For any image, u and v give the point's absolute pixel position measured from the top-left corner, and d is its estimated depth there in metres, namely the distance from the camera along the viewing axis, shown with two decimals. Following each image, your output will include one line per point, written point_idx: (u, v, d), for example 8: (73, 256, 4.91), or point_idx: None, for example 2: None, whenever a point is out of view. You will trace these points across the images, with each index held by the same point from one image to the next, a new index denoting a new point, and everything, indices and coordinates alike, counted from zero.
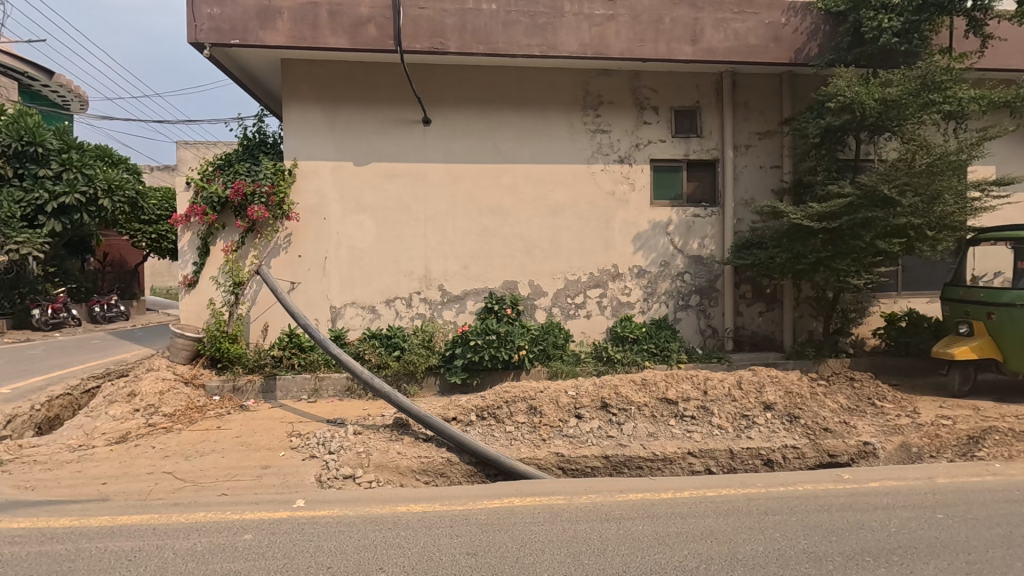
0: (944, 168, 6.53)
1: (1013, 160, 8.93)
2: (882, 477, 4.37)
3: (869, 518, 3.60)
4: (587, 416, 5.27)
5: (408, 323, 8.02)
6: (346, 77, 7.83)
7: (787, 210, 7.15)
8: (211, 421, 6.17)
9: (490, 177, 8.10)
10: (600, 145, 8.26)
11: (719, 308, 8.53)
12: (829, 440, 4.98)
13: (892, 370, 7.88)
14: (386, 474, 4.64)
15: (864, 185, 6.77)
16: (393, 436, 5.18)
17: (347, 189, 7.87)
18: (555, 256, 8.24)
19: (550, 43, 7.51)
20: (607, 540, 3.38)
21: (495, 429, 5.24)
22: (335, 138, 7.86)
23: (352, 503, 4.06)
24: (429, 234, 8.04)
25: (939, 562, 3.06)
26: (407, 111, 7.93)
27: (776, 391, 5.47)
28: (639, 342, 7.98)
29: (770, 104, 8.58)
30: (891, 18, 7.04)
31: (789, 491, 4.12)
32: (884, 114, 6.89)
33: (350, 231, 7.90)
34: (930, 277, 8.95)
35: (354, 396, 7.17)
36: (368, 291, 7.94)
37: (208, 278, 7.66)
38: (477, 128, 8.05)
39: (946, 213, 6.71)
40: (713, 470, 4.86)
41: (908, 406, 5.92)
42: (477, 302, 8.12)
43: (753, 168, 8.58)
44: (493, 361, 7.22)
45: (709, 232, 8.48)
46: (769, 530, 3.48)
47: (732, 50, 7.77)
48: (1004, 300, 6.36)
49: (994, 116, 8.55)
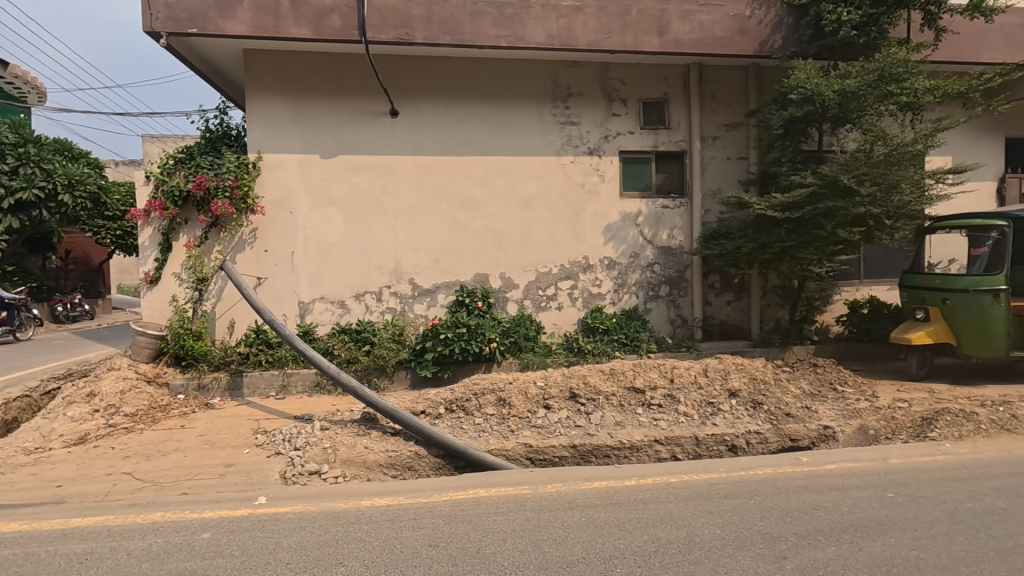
0: (902, 158, 6.72)
1: (966, 151, 9.24)
2: (839, 459, 4.49)
3: (823, 499, 3.70)
4: (555, 407, 5.33)
5: (378, 318, 7.95)
6: (312, 68, 7.68)
7: (752, 201, 7.26)
8: (175, 420, 6.04)
9: (459, 169, 8.05)
10: (570, 137, 8.27)
11: (688, 298, 8.64)
12: (791, 425, 5.08)
13: (854, 356, 8.09)
14: (353, 469, 4.59)
15: (826, 175, 6.93)
16: (360, 431, 5.13)
17: (315, 183, 7.74)
18: (526, 247, 8.24)
19: (517, 34, 7.47)
20: (569, 527, 3.41)
21: (464, 421, 5.24)
22: (301, 131, 7.71)
23: (317, 498, 4.02)
24: (399, 227, 7.96)
25: (886, 539, 3.15)
26: (374, 103, 7.82)
27: (740, 378, 5.62)
28: (609, 333, 8.06)
29: (737, 97, 8.70)
30: (850, 11, 7.21)
31: (750, 475, 4.22)
32: (844, 105, 7.05)
33: (318, 225, 7.77)
34: (890, 265, 9.22)
35: (323, 391, 7.09)
36: (338, 285, 7.84)
37: (171, 275, 7.50)
38: (446, 120, 7.99)
39: (903, 202, 6.86)
40: (678, 457, 4.91)
41: (867, 390, 6.10)
42: (448, 296, 8.09)
43: (721, 160, 8.69)
44: (464, 353, 7.22)
45: (678, 223, 8.58)
46: (727, 513, 3.55)
47: (698, 42, 7.84)
48: (958, 286, 6.58)
49: (948, 108, 8.81)
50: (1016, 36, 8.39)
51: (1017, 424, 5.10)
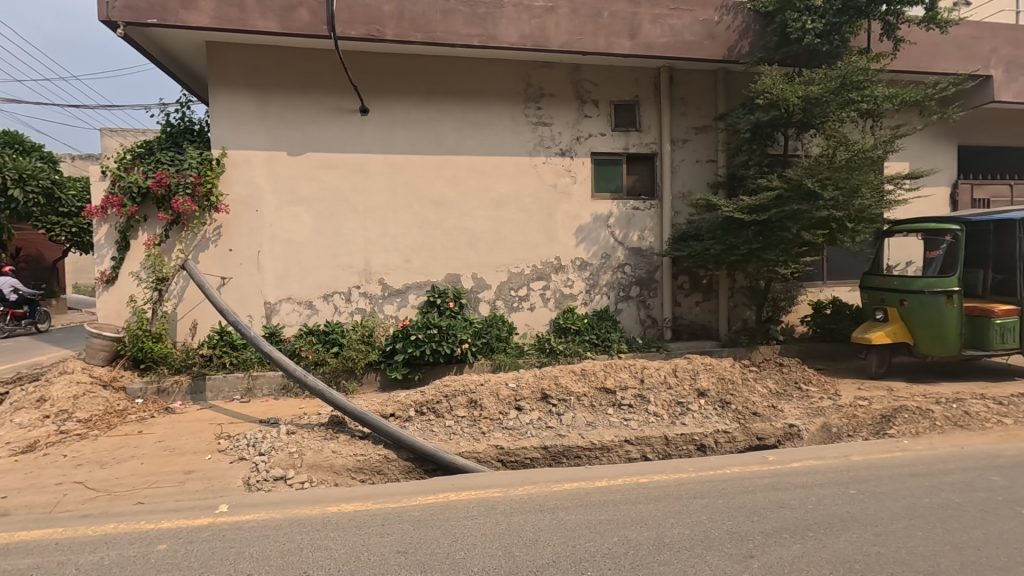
0: (862, 163, 6.92)
1: (922, 156, 9.59)
2: (803, 457, 4.59)
3: (789, 497, 3.77)
4: (527, 408, 5.31)
5: (347, 318, 7.81)
6: (279, 62, 7.49)
7: (720, 203, 7.41)
8: (132, 425, 5.80)
9: (431, 168, 7.96)
10: (542, 137, 8.28)
11: (658, 299, 8.74)
12: (757, 424, 5.16)
13: (818, 355, 8.31)
14: (320, 473, 4.49)
15: (791, 179, 7.10)
16: (328, 435, 5.01)
17: (282, 180, 7.55)
18: (499, 248, 8.21)
19: (490, 33, 7.43)
20: (540, 530, 3.40)
21: (434, 424, 5.17)
22: (268, 127, 7.51)
23: (282, 505, 3.91)
24: (369, 227, 7.82)
25: (849, 535, 3.22)
26: (344, 100, 7.68)
27: (709, 378, 5.72)
28: (581, 333, 8.08)
29: (706, 100, 8.84)
30: (814, 19, 7.39)
31: (718, 475, 4.27)
32: (808, 111, 7.24)
33: (285, 224, 7.58)
34: (852, 266, 9.52)
35: (290, 394, 6.92)
36: (305, 285, 7.67)
37: (129, 274, 7.22)
38: (418, 118, 7.90)
39: (864, 206, 7.06)
40: (648, 457, 4.93)
41: (830, 389, 6.27)
42: (419, 296, 8.00)
43: (690, 162, 8.82)
44: (435, 355, 7.14)
45: (649, 224, 8.66)
46: (696, 513, 3.58)
47: (668, 45, 7.93)
48: (915, 287, 6.82)
49: (906, 115, 9.14)
50: (968, 48, 8.74)
51: (970, 420, 5.30)
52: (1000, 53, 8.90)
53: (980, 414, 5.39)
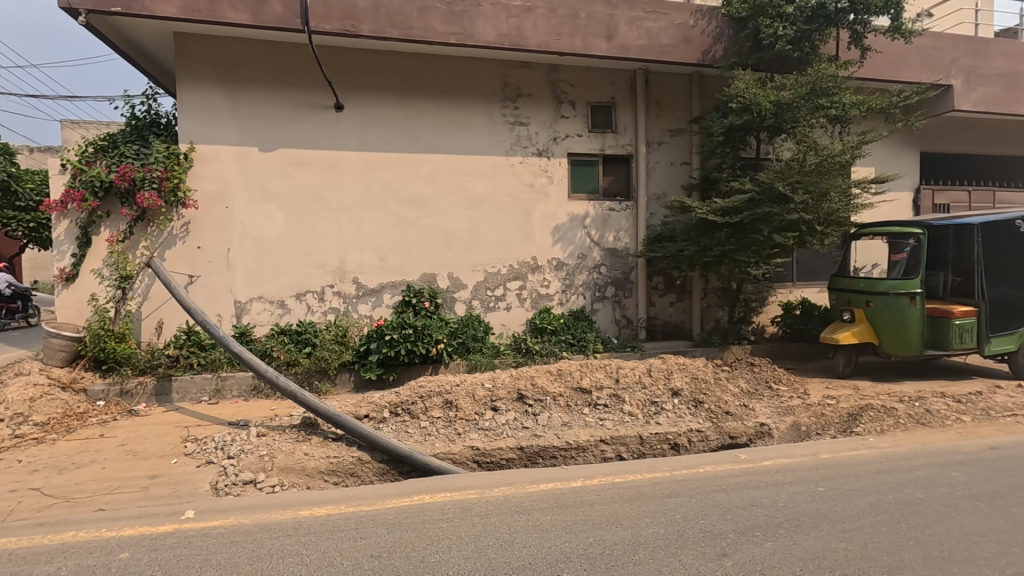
0: (831, 168, 7.05)
1: (887, 162, 9.89)
2: (774, 455, 4.68)
3: (760, 495, 3.84)
4: (503, 409, 5.29)
5: (320, 318, 7.67)
6: (251, 56, 7.31)
7: (694, 205, 7.54)
8: (93, 429, 5.58)
9: (407, 167, 7.88)
10: (519, 137, 8.27)
11: (633, 299, 8.81)
12: (729, 423, 5.23)
13: (788, 355, 8.49)
14: (291, 477, 4.39)
15: (763, 182, 7.25)
16: (300, 437, 4.91)
17: (254, 177, 7.37)
18: (475, 247, 8.16)
19: (467, 32, 7.38)
20: (515, 532, 3.38)
21: (409, 425, 5.10)
22: (239, 122, 7.33)
23: (251, 510, 3.80)
24: (344, 225, 7.70)
25: (818, 532, 3.29)
26: (318, 96, 7.54)
27: (682, 378, 5.78)
28: (557, 333, 8.10)
29: (681, 103, 8.95)
30: (785, 26, 7.57)
31: (691, 474, 4.32)
32: (779, 116, 7.41)
33: (256, 221, 7.40)
34: (821, 268, 9.77)
35: (261, 395, 6.76)
36: (277, 284, 7.50)
37: (90, 272, 6.96)
38: (394, 116, 7.81)
39: (833, 210, 7.22)
40: (623, 457, 4.95)
41: (799, 388, 6.42)
42: (394, 295, 7.91)
43: (665, 165, 8.92)
44: (410, 355, 7.07)
45: (624, 225, 8.73)
46: (670, 512, 3.61)
47: (645, 48, 8.00)
48: (880, 289, 7.02)
49: (872, 122, 9.40)
50: (931, 58, 9.05)
51: (931, 418, 5.48)
52: (960, 64, 9.24)
53: (940, 412, 5.58)
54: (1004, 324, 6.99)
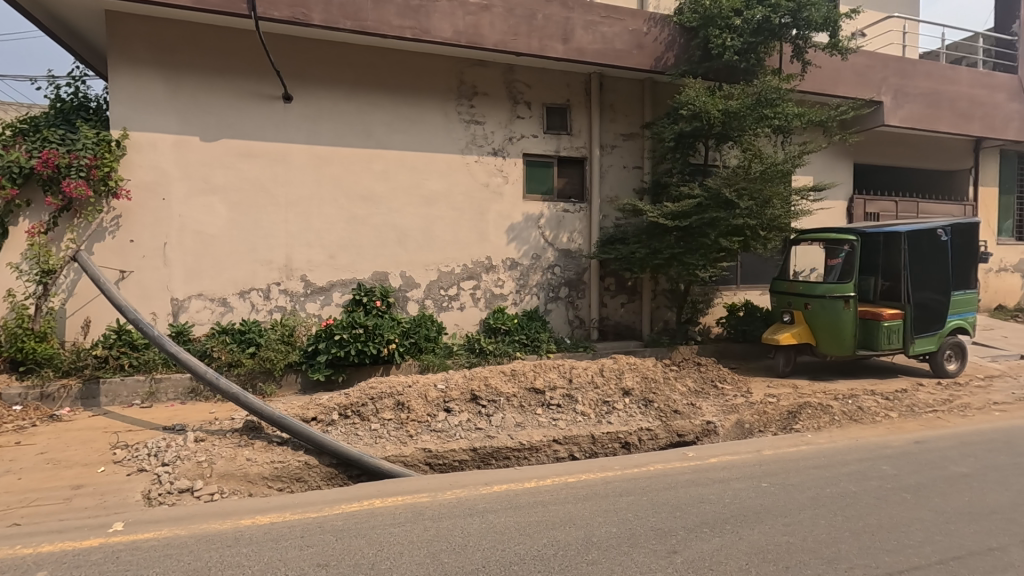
0: (773, 176, 7.35)
1: (825, 172, 10.44)
2: (720, 452, 4.84)
3: (708, 492, 3.95)
4: (456, 410, 5.22)
5: (265, 317, 7.36)
6: (192, 39, 6.93)
7: (646, 208, 7.73)
8: (7, 436, 5.13)
9: (359, 162, 7.67)
10: (474, 136, 8.22)
11: (586, 299, 8.92)
12: (678, 421, 5.35)
13: (732, 355, 8.81)
14: (232, 483, 4.17)
15: (711, 188, 7.49)
16: (242, 442, 4.68)
17: (193, 168, 6.99)
18: (429, 246, 8.05)
19: (423, 27, 7.26)
20: (469, 535, 3.34)
21: (359, 427, 4.95)
22: (178, 109, 6.93)
23: (187, 520, 3.59)
24: (291, 220, 7.42)
25: (762, 526, 3.41)
26: (265, 85, 7.24)
27: (633, 378, 5.89)
28: (511, 333, 8.08)
29: (633, 108, 9.13)
30: (733, 37, 7.86)
31: (642, 472, 4.39)
32: (727, 124, 7.69)
33: (196, 214, 7.02)
34: (763, 271, 10.20)
35: (199, 397, 6.42)
36: (219, 281, 7.14)
37: (6, 265, 6.42)
38: (345, 109, 7.59)
39: (776, 216, 7.47)
40: (576, 456, 4.97)
41: (743, 387, 6.67)
42: (344, 294, 7.68)
43: (618, 168, 9.07)
44: (360, 356, 6.89)
45: (578, 226, 8.82)
46: (622, 510, 3.66)
47: (600, 52, 8.11)
48: (818, 293, 7.41)
49: (812, 133, 9.92)
50: (865, 75, 9.60)
51: (863, 414, 5.81)
52: (890, 82, 9.85)
53: (871, 409, 5.93)
54: (926, 327, 7.48)
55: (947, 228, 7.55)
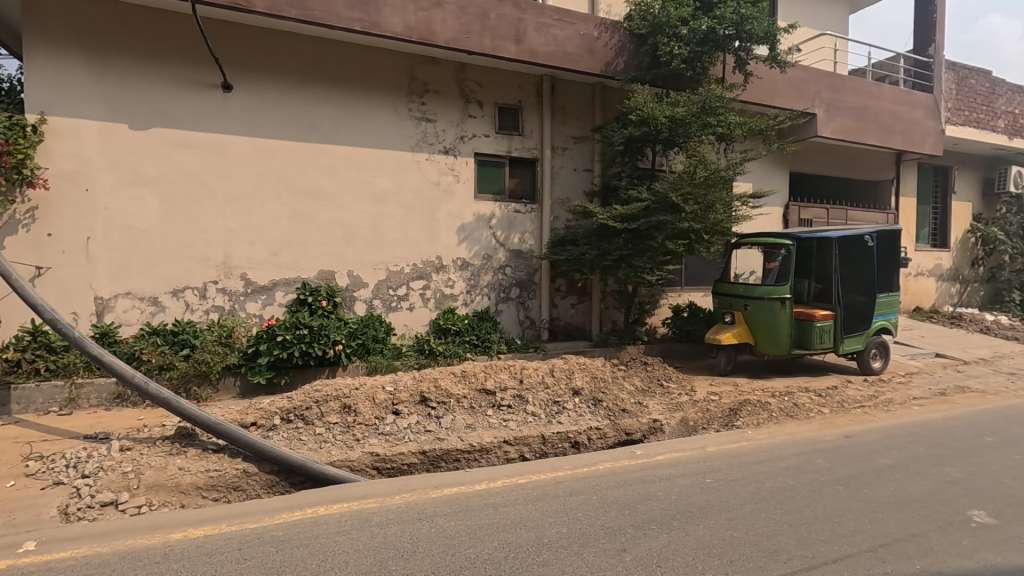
0: (717, 182, 7.58)
1: (763, 179, 10.93)
2: (666, 450, 4.96)
3: (655, 489, 4.02)
4: (405, 412, 5.11)
5: (201, 317, 6.97)
6: (120, 20, 6.48)
7: (596, 210, 7.85)
8: None
9: (304, 157, 7.39)
10: (425, 133, 8.09)
11: (537, 300, 8.95)
12: (626, 420, 5.43)
13: (677, 355, 9.06)
14: (162, 495, 3.91)
15: (658, 192, 7.70)
16: (173, 450, 4.40)
17: (122, 157, 6.53)
18: (377, 245, 7.86)
19: (373, 20, 7.08)
20: (419, 540, 3.26)
21: (303, 432, 4.76)
22: (104, 94, 6.45)
23: (109, 536, 3.32)
24: (231, 215, 7.06)
25: (707, 521, 3.51)
26: (203, 73, 6.86)
27: (583, 378, 5.96)
28: (461, 334, 8.00)
29: (584, 112, 9.26)
30: (680, 46, 8.11)
31: (591, 471, 4.43)
32: (673, 130, 7.92)
33: (124, 207, 6.56)
34: (706, 273, 10.58)
35: (126, 403, 6.00)
36: (150, 279, 6.71)
37: None
38: (290, 102, 7.31)
39: (718, 220, 7.73)
40: (526, 457, 4.94)
41: (687, 385, 6.87)
42: (287, 294, 7.39)
43: (569, 170, 9.17)
44: (304, 357, 6.63)
45: (529, 227, 8.84)
46: (573, 510, 3.67)
47: (552, 55, 8.17)
48: (757, 294, 7.73)
49: (752, 142, 10.37)
50: (800, 88, 10.12)
51: (798, 411, 6.10)
52: (822, 95, 10.43)
53: (805, 405, 6.24)
54: (854, 327, 7.94)
55: (874, 234, 8.04)
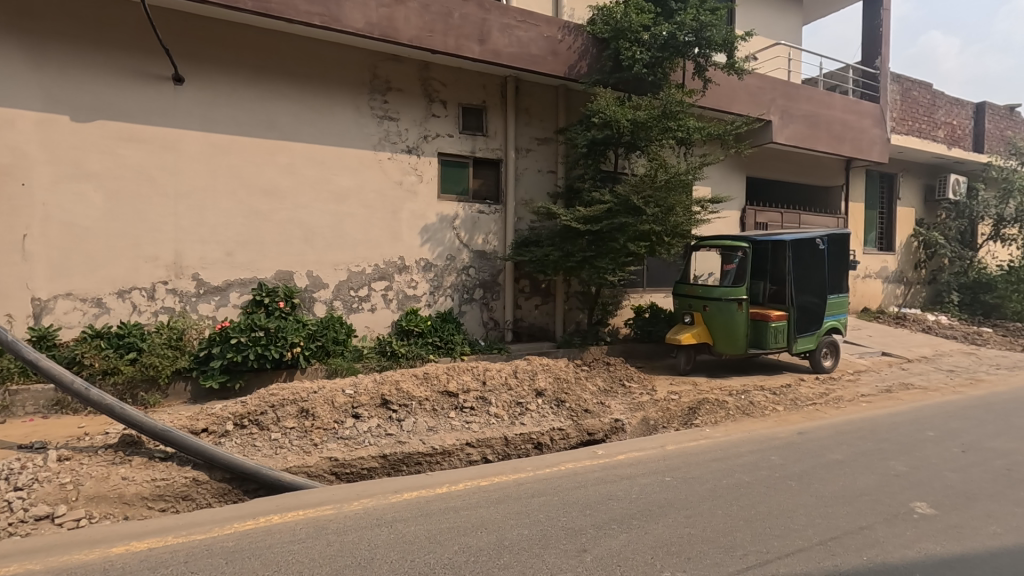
0: (677, 185, 7.72)
1: (721, 183, 11.22)
2: (627, 449, 5.01)
3: (616, 489, 4.05)
4: (365, 415, 4.99)
5: (149, 319, 6.67)
6: (61, 6, 6.13)
7: (559, 212, 7.89)
8: None
9: (261, 153, 7.17)
10: (388, 132, 7.97)
11: (500, 301, 8.93)
12: (589, 420, 5.46)
13: (638, 355, 9.20)
14: (104, 507, 3.71)
15: (620, 194, 7.80)
16: (117, 459, 4.18)
17: (62, 151, 6.18)
18: (337, 245, 7.69)
19: (333, 15, 6.92)
20: (377, 547, 3.18)
21: (257, 438, 4.60)
22: (43, 83, 6.10)
23: (42, 553, 3.13)
24: (182, 213, 6.78)
25: (665, 519, 3.55)
26: (152, 64, 6.57)
27: (546, 379, 5.97)
28: (424, 335, 7.90)
29: (548, 114, 9.30)
30: (641, 51, 8.21)
31: (553, 472, 4.43)
32: (635, 133, 8.03)
33: (65, 203, 6.21)
34: (666, 275, 10.78)
35: (66, 410, 5.68)
36: (93, 279, 6.37)
37: None
38: (246, 96, 7.07)
39: (679, 223, 7.87)
40: (489, 459, 4.90)
41: (648, 385, 6.97)
42: (242, 295, 7.14)
43: (533, 171, 9.19)
44: (260, 360, 6.41)
45: (493, 228, 8.82)
46: (534, 512, 3.66)
47: (516, 56, 8.17)
48: (715, 295, 7.92)
49: (711, 147, 10.62)
50: (756, 96, 10.43)
51: (754, 408, 6.27)
52: (777, 103, 10.79)
53: (760, 403, 6.42)
54: (807, 327, 8.23)
55: (825, 237, 8.33)
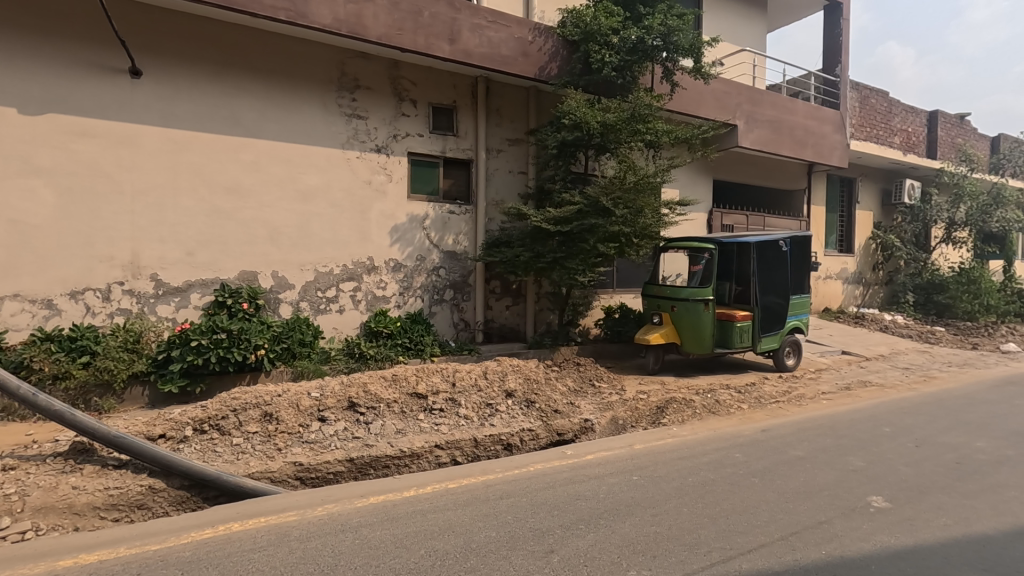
0: (645, 188, 7.82)
1: (689, 186, 11.42)
2: (596, 449, 5.04)
3: (584, 489, 4.07)
4: (332, 418, 4.89)
5: (104, 322, 6.41)
6: None
7: (530, 212, 7.90)
8: None
9: (224, 151, 6.97)
10: (356, 131, 7.85)
11: (471, 302, 8.89)
12: (558, 421, 5.48)
13: (608, 355, 9.28)
14: (52, 518, 3.54)
15: (590, 196, 7.86)
16: (67, 468, 3.99)
17: (8, 145, 5.88)
18: (304, 244, 7.53)
19: (299, 10, 6.78)
20: (341, 553, 3.12)
21: (218, 443, 4.47)
22: None
23: None
24: (140, 211, 6.54)
25: (632, 518, 3.58)
26: (108, 56, 6.32)
27: (516, 380, 5.96)
28: (393, 337, 7.80)
29: (519, 115, 9.30)
30: (610, 54, 8.34)
31: (523, 473, 4.43)
32: (605, 135, 8.10)
33: (12, 200, 5.91)
34: (636, 276, 10.91)
35: (13, 417, 5.41)
36: (43, 280, 6.08)
37: None
38: (208, 92, 6.87)
39: (647, 225, 7.97)
40: (458, 461, 4.87)
41: (617, 385, 7.04)
42: (204, 296, 6.93)
43: (504, 172, 9.18)
44: (222, 364, 6.23)
45: (463, 228, 8.77)
46: (502, 513, 3.65)
47: (486, 56, 8.16)
48: (683, 296, 8.04)
49: (679, 150, 10.80)
50: (722, 101, 10.65)
51: (719, 407, 6.39)
52: (742, 108, 11.04)
53: (726, 402, 6.55)
54: (771, 327, 8.43)
55: (788, 239, 8.55)
